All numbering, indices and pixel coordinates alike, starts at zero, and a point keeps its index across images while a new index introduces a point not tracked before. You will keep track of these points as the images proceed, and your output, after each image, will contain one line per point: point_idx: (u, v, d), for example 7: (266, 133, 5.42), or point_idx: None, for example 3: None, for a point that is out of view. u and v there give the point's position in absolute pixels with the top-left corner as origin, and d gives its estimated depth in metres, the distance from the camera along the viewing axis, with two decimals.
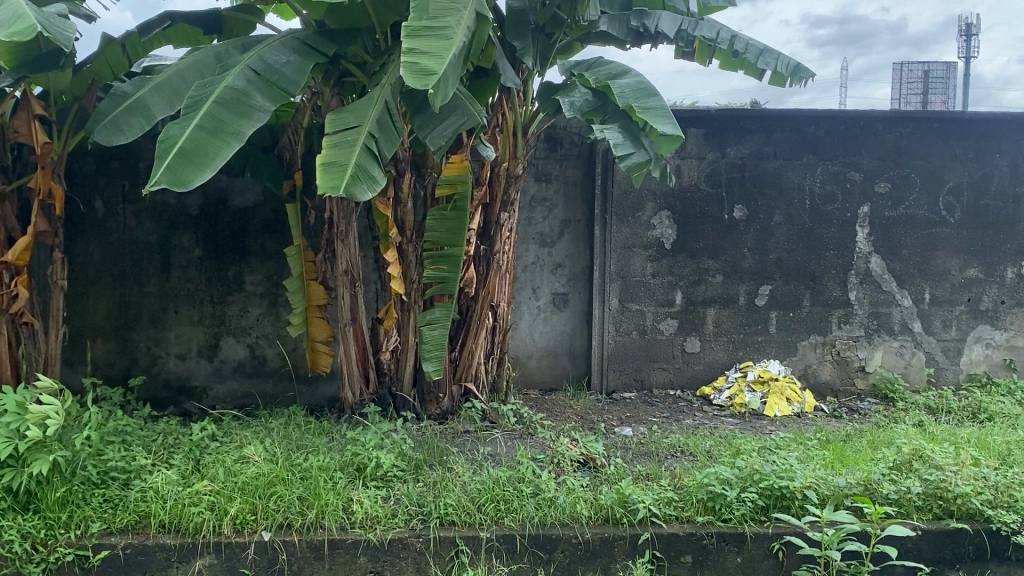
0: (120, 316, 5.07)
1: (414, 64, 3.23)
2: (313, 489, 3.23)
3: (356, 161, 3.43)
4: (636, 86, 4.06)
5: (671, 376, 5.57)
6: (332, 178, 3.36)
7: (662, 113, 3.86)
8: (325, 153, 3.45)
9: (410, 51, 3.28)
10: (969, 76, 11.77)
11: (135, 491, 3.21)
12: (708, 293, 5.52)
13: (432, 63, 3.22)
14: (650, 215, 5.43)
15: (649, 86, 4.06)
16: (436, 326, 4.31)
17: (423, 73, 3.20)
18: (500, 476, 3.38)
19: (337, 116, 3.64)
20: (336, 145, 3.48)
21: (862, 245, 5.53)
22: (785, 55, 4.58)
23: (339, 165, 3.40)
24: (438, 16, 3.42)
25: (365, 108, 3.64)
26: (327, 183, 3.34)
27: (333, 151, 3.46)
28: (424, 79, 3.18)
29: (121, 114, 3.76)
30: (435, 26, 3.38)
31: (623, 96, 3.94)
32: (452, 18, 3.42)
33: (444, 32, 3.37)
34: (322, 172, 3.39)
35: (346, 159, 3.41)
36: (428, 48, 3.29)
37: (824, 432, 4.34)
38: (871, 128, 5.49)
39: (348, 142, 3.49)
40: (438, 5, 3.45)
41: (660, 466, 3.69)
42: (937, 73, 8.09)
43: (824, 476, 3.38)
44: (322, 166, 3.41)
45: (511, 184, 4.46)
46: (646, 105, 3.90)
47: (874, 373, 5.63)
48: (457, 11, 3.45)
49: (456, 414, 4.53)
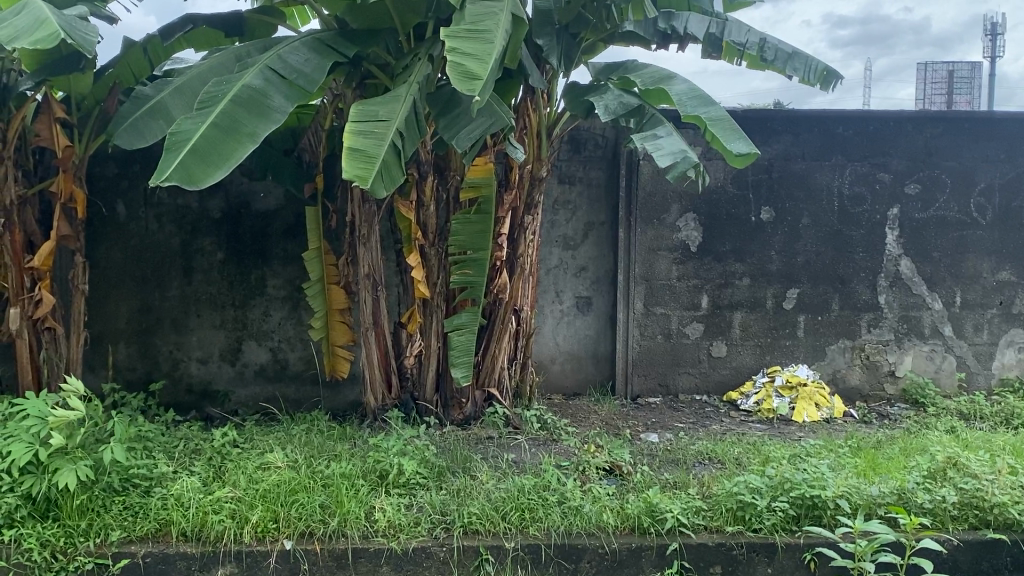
0: (141, 319, 5.05)
1: (460, 66, 3.20)
2: (336, 497, 3.19)
3: (385, 155, 3.38)
4: (691, 93, 4.12)
5: (697, 381, 5.49)
6: (358, 167, 3.30)
7: (729, 125, 3.92)
8: (350, 138, 3.39)
9: (455, 53, 3.25)
10: (994, 75, 11.62)
11: (157, 498, 3.18)
12: (735, 296, 5.43)
13: (477, 67, 3.21)
14: (675, 217, 5.35)
15: (703, 93, 4.13)
16: (462, 331, 4.25)
17: (469, 76, 3.18)
18: (525, 483, 3.32)
19: (363, 106, 3.54)
20: (363, 135, 3.41)
21: (892, 248, 5.44)
22: (815, 59, 4.54)
23: (367, 157, 3.34)
24: (478, 21, 3.39)
25: (393, 102, 3.56)
26: (354, 170, 3.29)
27: (360, 139, 3.40)
28: (470, 83, 3.16)
29: (140, 116, 3.74)
30: (476, 30, 3.36)
31: (688, 109, 4.00)
32: (491, 22, 3.39)
33: (485, 36, 3.34)
34: (349, 160, 3.32)
35: (376, 151, 3.36)
36: (472, 51, 3.26)
37: (855, 439, 4.27)
38: (900, 128, 5.40)
39: (377, 133, 3.42)
40: (476, 11, 3.44)
41: (688, 473, 3.61)
42: (962, 74, 7.89)
43: (856, 484, 3.31)
44: (350, 153, 3.34)
45: (536, 185, 4.40)
46: (713, 116, 3.96)
47: (904, 378, 5.52)
48: (496, 15, 3.43)
49: (479, 420, 4.47)
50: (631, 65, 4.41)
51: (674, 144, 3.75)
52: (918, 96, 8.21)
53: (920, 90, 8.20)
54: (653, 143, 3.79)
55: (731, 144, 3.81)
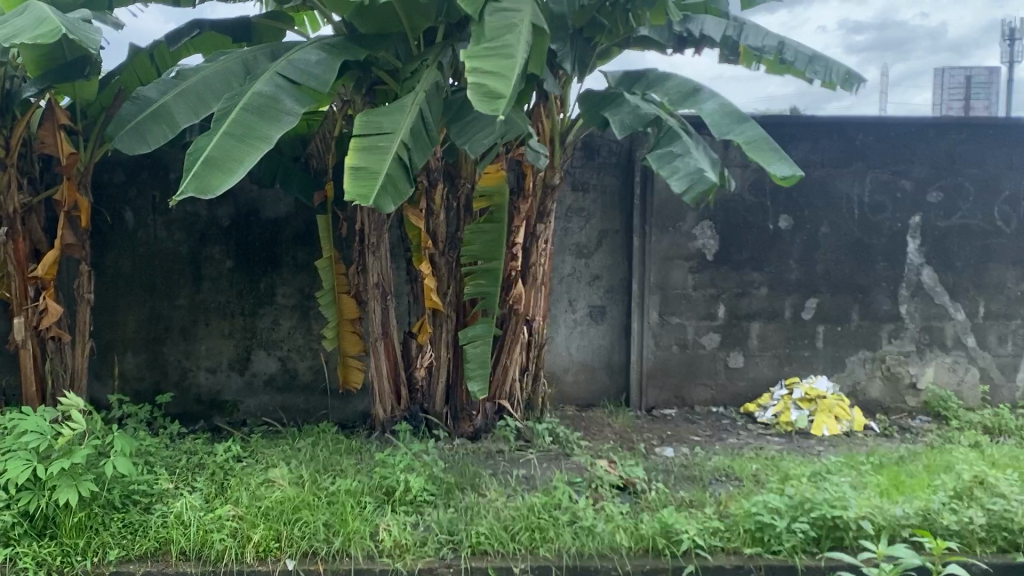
0: (150, 328, 4.97)
1: (480, 87, 3.11)
2: (340, 516, 3.09)
3: (389, 170, 3.29)
4: (722, 110, 4.05)
5: (714, 393, 5.37)
6: (359, 185, 3.22)
7: (769, 146, 3.89)
8: (353, 157, 3.31)
9: (476, 73, 3.16)
10: (1013, 80, 11.38)
11: (156, 517, 3.09)
12: (753, 306, 5.32)
13: (499, 86, 3.11)
14: (691, 225, 5.24)
15: (734, 109, 4.06)
16: (476, 342, 4.13)
17: (492, 96, 3.09)
18: (535, 502, 3.22)
19: (368, 116, 3.45)
20: (366, 150, 3.33)
21: (913, 257, 5.31)
22: (836, 62, 4.42)
23: (369, 173, 3.25)
24: (497, 34, 3.29)
25: (398, 113, 3.47)
26: (355, 190, 3.21)
27: (363, 154, 3.31)
28: (492, 103, 3.07)
29: (145, 123, 3.64)
30: (495, 45, 3.25)
31: (722, 132, 3.97)
32: (511, 35, 3.28)
33: (505, 50, 3.23)
34: (351, 176, 3.25)
35: (379, 167, 3.27)
36: (492, 69, 3.17)
37: (876, 455, 4.13)
38: (922, 135, 5.28)
39: (380, 149, 3.33)
40: (494, 24, 3.32)
41: (705, 492, 3.49)
42: (979, 78, 7.72)
43: (879, 504, 3.20)
44: (351, 170, 3.26)
45: (548, 194, 4.27)
46: (750, 138, 3.91)
47: (926, 390, 5.39)
48: (516, 27, 3.31)
49: (489, 433, 4.38)
50: (652, 75, 4.29)
51: (693, 165, 3.65)
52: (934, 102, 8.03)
53: (937, 96, 8.01)
54: (670, 164, 3.71)
55: (774, 167, 3.81)
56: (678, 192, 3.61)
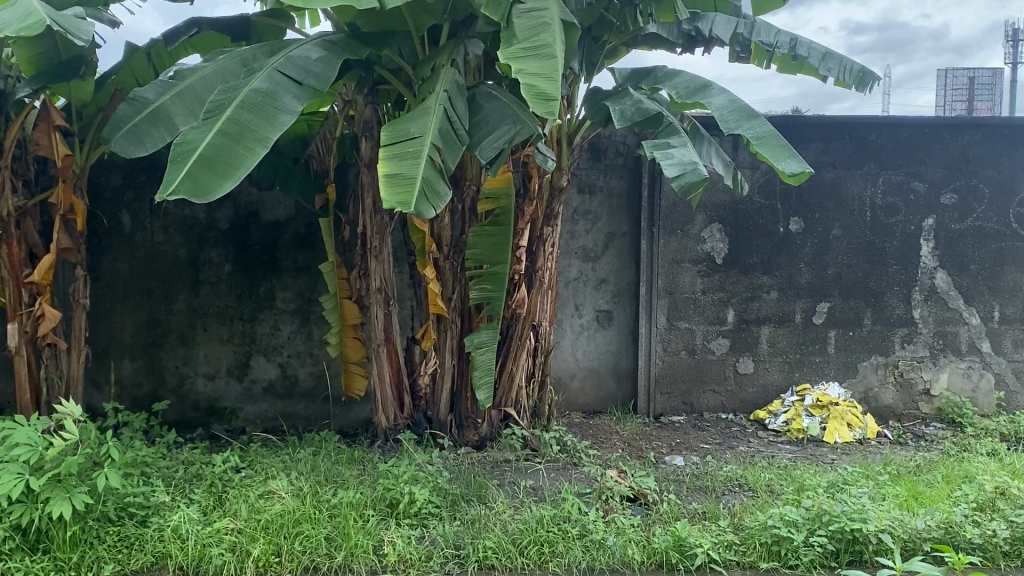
0: (148, 333, 4.87)
1: (533, 87, 3.01)
2: (342, 530, 2.99)
3: (424, 173, 3.18)
4: (731, 106, 3.94)
5: (723, 399, 5.27)
6: (398, 192, 3.11)
7: (778, 142, 3.79)
8: (385, 166, 3.20)
9: (523, 76, 3.06)
10: (1014, 82, 11.28)
11: (153, 530, 2.98)
12: (763, 310, 5.21)
13: (551, 87, 3.02)
14: (700, 228, 5.14)
15: (744, 106, 3.96)
16: (483, 348, 4.04)
17: (545, 98, 2.99)
18: (544, 514, 3.12)
19: (395, 126, 3.36)
20: (398, 158, 3.22)
21: (927, 260, 5.20)
22: (850, 59, 4.32)
23: (405, 179, 3.15)
24: (532, 35, 3.20)
25: (424, 115, 3.35)
26: (393, 198, 3.10)
27: (396, 162, 3.21)
28: (549, 105, 2.98)
29: (141, 122, 3.54)
30: (535, 45, 3.16)
31: (730, 127, 3.85)
32: (548, 35, 3.19)
33: (546, 50, 3.14)
34: (387, 185, 3.14)
35: (413, 172, 3.16)
36: (537, 70, 3.08)
37: (893, 464, 4.03)
38: (935, 136, 5.18)
39: (412, 154, 3.22)
40: (525, 24, 3.23)
41: (718, 503, 3.39)
42: (983, 80, 7.57)
43: (900, 517, 3.10)
44: (386, 180, 3.16)
45: (556, 196, 4.19)
46: (759, 135, 3.81)
47: (940, 397, 5.28)
48: (550, 26, 3.22)
49: (495, 441, 4.27)
50: (660, 72, 4.20)
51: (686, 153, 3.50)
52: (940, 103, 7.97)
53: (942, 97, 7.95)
54: (665, 151, 3.58)
55: (783, 165, 3.71)
56: (669, 178, 3.42)
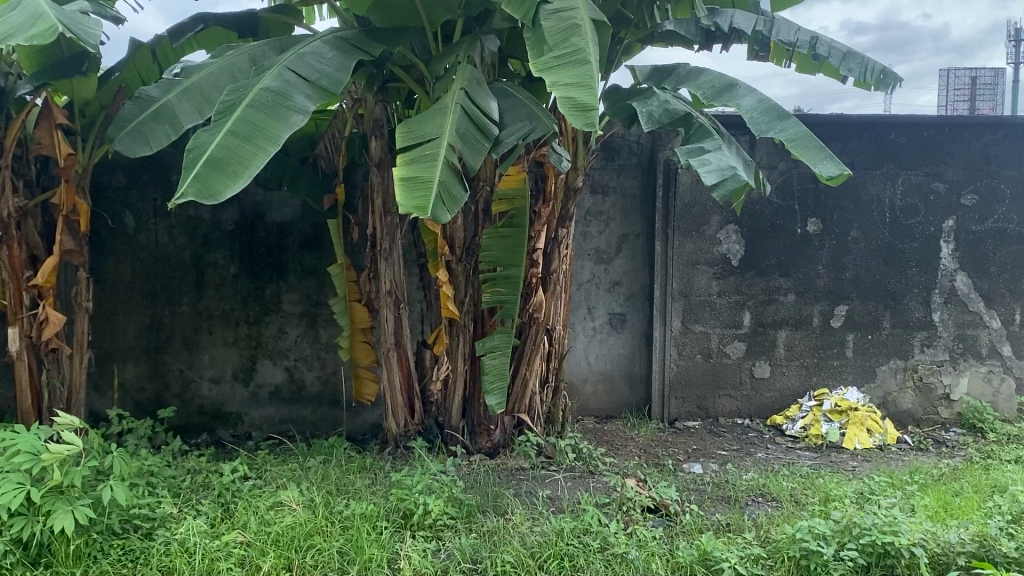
0: (152, 336, 4.76)
1: (569, 99, 2.89)
2: (355, 543, 2.87)
3: (440, 176, 3.05)
4: (761, 106, 3.86)
5: (739, 404, 5.16)
6: (414, 196, 2.98)
7: (814, 144, 3.65)
8: (402, 171, 3.09)
9: (556, 85, 2.94)
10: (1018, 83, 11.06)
11: (159, 542, 2.87)
12: (780, 313, 5.10)
13: (587, 95, 2.89)
14: (715, 229, 5.03)
15: (774, 105, 3.87)
16: (496, 354, 3.92)
17: (583, 107, 2.87)
18: (563, 526, 3.01)
19: (411, 127, 3.26)
20: (414, 161, 3.11)
21: (947, 262, 5.10)
22: (871, 58, 4.21)
23: (422, 182, 3.02)
24: (562, 39, 3.08)
25: (441, 115, 3.24)
26: (409, 203, 2.97)
27: (412, 166, 3.10)
28: (587, 115, 2.85)
29: (145, 121, 3.41)
30: (566, 52, 3.04)
31: (761, 129, 3.79)
32: (579, 39, 3.07)
33: (579, 56, 3.02)
34: (403, 189, 3.02)
35: (430, 175, 3.04)
36: (571, 78, 2.95)
37: (918, 473, 3.92)
38: (955, 136, 5.06)
39: (428, 156, 3.11)
40: (554, 28, 3.11)
41: (742, 514, 3.28)
42: (984, 79, 6.66)
43: (933, 530, 2.99)
44: (402, 185, 3.03)
45: (571, 196, 4.07)
46: (794, 137, 3.69)
47: (960, 401, 5.18)
48: (580, 28, 3.11)
49: (509, 448, 4.16)
50: (681, 70, 4.11)
51: (724, 160, 3.43)
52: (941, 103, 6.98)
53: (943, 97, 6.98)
54: (700, 157, 3.49)
55: (820, 168, 3.59)
56: (709, 185, 3.36)
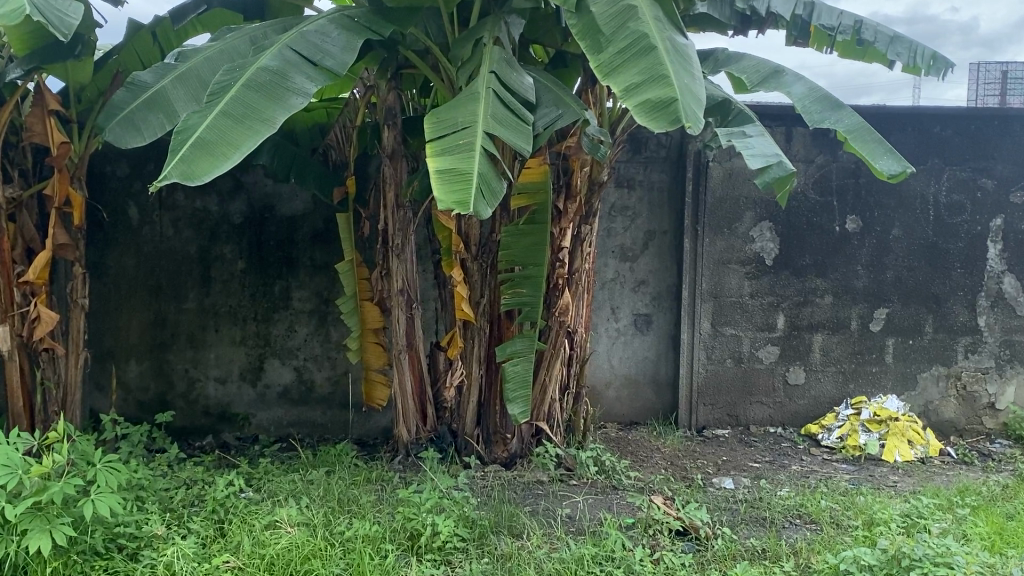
0: (155, 334, 4.54)
1: (644, 100, 2.62)
2: (356, 567, 2.64)
3: (478, 167, 2.76)
4: (812, 95, 3.71)
5: (771, 412, 4.89)
6: (452, 190, 2.68)
7: (873, 137, 3.59)
8: (437, 161, 2.78)
9: (627, 89, 2.68)
10: None
11: (142, 565, 2.64)
12: (816, 316, 4.82)
13: (662, 89, 2.61)
14: (748, 226, 4.75)
15: (826, 94, 3.73)
16: (517, 360, 3.65)
17: (661, 103, 2.58)
18: (584, 553, 2.75)
19: (439, 115, 2.96)
20: (448, 151, 2.81)
21: (994, 263, 4.79)
22: (920, 43, 3.90)
23: (459, 173, 2.73)
24: (619, 30, 2.82)
25: (470, 102, 2.97)
26: (447, 195, 2.66)
27: (445, 156, 2.79)
28: (668, 111, 2.55)
29: (138, 108, 3.18)
30: (629, 45, 2.77)
31: (815, 119, 3.63)
32: (636, 24, 2.80)
33: (643, 45, 2.74)
34: (441, 182, 2.71)
35: (467, 166, 2.74)
36: (642, 75, 2.68)
37: (968, 492, 3.63)
38: (1005, 128, 4.76)
39: (462, 146, 2.82)
40: (608, 20, 2.86)
41: (779, 539, 3.02)
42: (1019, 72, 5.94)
43: (991, 563, 2.70)
44: (437, 177, 2.73)
45: (596, 190, 3.79)
46: (852, 128, 3.61)
47: (1006, 411, 4.89)
48: (634, 12, 2.84)
49: (526, 459, 3.93)
50: (721, 55, 3.95)
51: (768, 146, 3.26)
52: (969, 99, 6.24)
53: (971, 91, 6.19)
54: (743, 141, 3.31)
55: (879, 164, 3.49)
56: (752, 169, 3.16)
